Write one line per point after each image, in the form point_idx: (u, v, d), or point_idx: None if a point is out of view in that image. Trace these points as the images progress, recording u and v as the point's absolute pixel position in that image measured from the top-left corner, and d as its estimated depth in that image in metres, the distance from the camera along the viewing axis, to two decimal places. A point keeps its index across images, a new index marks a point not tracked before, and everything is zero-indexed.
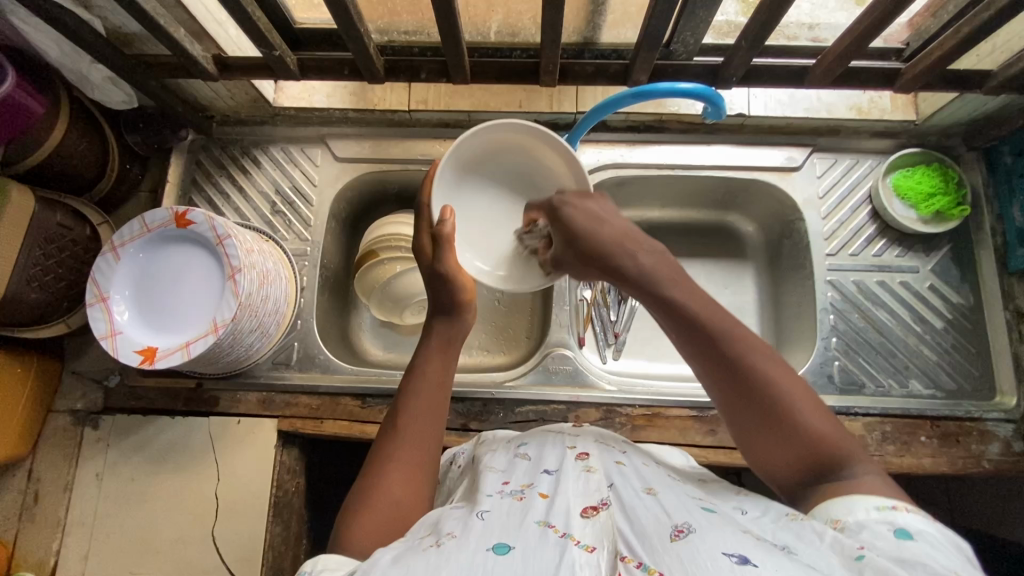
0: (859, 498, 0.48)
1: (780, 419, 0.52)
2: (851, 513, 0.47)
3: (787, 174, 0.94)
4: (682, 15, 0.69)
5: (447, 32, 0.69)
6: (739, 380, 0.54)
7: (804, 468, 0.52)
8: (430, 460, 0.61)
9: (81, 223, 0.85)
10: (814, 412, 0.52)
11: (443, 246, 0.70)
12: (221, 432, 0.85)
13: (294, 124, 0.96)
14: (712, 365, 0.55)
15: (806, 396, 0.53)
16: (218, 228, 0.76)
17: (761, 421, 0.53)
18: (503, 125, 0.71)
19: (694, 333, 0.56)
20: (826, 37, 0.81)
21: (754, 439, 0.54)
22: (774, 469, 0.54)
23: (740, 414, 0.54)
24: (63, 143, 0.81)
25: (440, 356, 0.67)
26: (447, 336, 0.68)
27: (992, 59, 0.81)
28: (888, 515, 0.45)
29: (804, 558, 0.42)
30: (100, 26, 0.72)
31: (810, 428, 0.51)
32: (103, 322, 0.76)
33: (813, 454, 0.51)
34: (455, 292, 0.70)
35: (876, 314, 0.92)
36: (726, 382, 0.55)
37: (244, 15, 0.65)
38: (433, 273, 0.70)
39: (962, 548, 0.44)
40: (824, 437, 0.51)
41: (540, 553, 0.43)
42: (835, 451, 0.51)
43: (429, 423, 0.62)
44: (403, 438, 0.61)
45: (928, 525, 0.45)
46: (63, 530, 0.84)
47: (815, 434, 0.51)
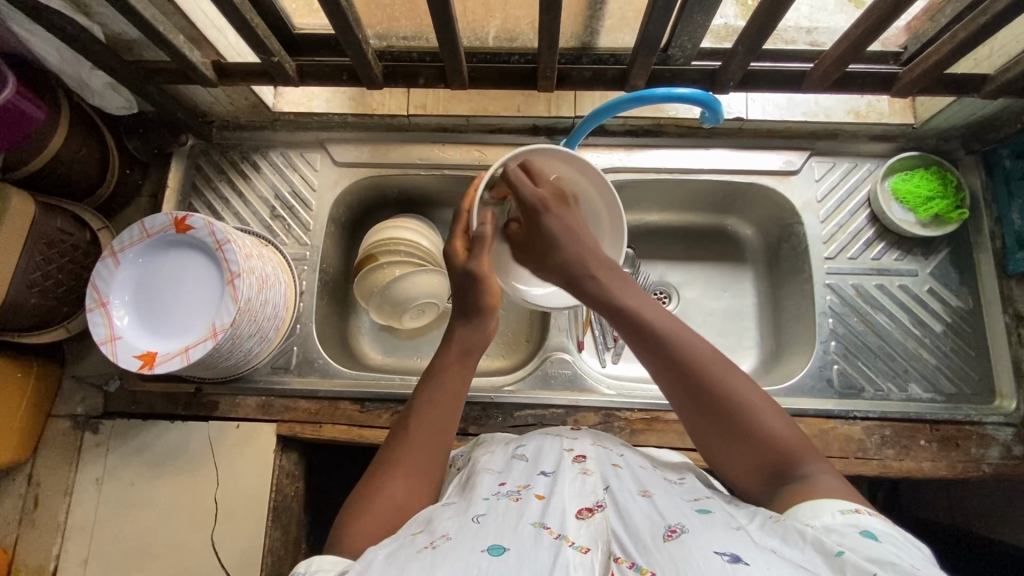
0: (825, 503, 0.49)
1: (734, 425, 0.56)
2: (818, 517, 0.48)
3: (785, 178, 0.94)
4: (679, 20, 0.69)
5: (444, 37, 0.69)
6: (694, 390, 0.58)
7: (761, 470, 0.55)
8: (435, 469, 0.61)
9: (82, 228, 0.86)
10: (770, 416, 0.56)
11: (479, 246, 0.70)
12: (220, 436, 0.86)
13: (293, 129, 0.97)
14: (668, 376, 0.59)
15: (764, 401, 0.57)
16: (216, 233, 0.76)
17: (717, 427, 0.57)
18: (550, 151, 0.71)
19: (651, 347, 0.60)
20: (824, 41, 0.81)
21: (713, 445, 0.58)
22: (736, 474, 0.57)
23: (699, 421, 0.58)
24: (63, 148, 0.81)
25: (455, 366, 0.67)
26: (467, 345, 0.69)
27: (989, 64, 0.81)
28: (852, 520, 0.47)
29: (791, 561, 0.42)
30: (99, 32, 0.72)
31: (763, 431, 0.55)
32: (103, 327, 0.76)
33: (767, 456, 0.55)
34: (481, 296, 0.70)
35: (875, 317, 0.92)
36: (682, 391, 0.59)
37: (242, 21, 0.65)
38: (465, 273, 0.70)
39: (922, 548, 0.45)
40: (779, 439, 0.55)
41: (535, 554, 0.44)
42: (790, 454, 0.54)
43: (433, 431, 0.62)
44: (410, 445, 0.61)
45: (890, 527, 0.46)
46: (62, 535, 0.84)
47: (767, 436, 0.55)
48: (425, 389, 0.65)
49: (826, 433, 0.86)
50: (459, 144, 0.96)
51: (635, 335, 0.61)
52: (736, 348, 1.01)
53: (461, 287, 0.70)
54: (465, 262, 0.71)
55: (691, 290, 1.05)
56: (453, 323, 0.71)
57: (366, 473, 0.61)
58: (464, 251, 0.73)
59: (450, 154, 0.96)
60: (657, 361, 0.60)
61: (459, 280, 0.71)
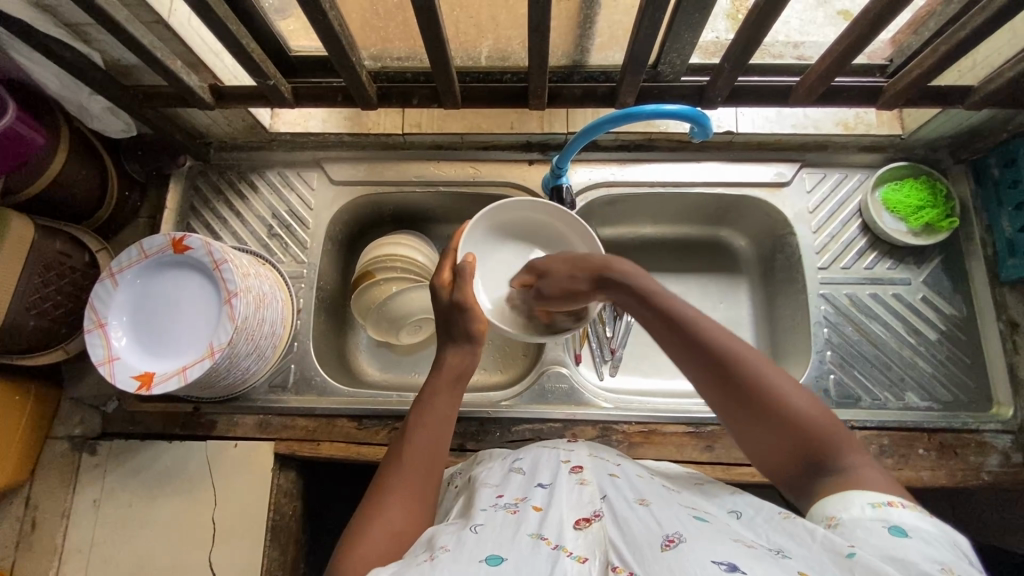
0: (854, 495, 0.50)
1: (772, 415, 0.56)
2: (847, 509, 0.49)
3: (776, 190, 0.96)
4: (668, 38, 0.71)
5: (437, 58, 0.71)
6: (733, 384, 0.58)
7: (801, 459, 0.55)
8: (430, 490, 0.62)
9: (80, 249, 0.87)
10: (808, 405, 0.56)
11: (463, 277, 0.74)
12: (218, 457, 0.86)
13: (290, 149, 0.98)
14: (708, 374, 0.59)
15: (799, 392, 0.57)
16: (214, 253, 0.77)
17: (755, 417, 0.57)
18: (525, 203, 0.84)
19: (681, 338, 0.62)
20: (810, 55, 0.83)
21: (750, 437, 0.58)
22: (775, 465, 0.57)
23: (737, 413, 0.58)
24: (64, 172, 0.82)
25: (446, 388, 0.69)
26: (458, 369, 0.71)
27: (972, 75, 0.82)
28: (883, 514, 0.47)
29: (797, 561, 0.43)
30: (99, 59, 0.74)
31: (802, 419, 0.55)
32: (100, 348, 0.76)
33: (807, 446, 0.54)
34: (467, 324, 0.72)
35: (871, 326, 0.92)
36: (719, 387, 0.59)
37: (239, 47, 0.67)
38: (452, 303, 0.74)
39: (956, 545, 0.45)
40: (815, 425, 0.55)
41: (533, 563, 0.44)
42: (826, 440, 0.54)
43: (425, 448, 0.64)
44: (404, 466, 0.62)
45: (922, 520, 0.46)
46: (60, 558, 0.83)
47: (805, 423, 0.55)
48: (416, 411, 0.67)
49: None
50: (454, 161, 0.97)
51: (675, 335, 0.62)
52: None
53: (450, 316, 0.74)
54: (450, 294, 0.75)
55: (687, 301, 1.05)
56: (442, 347, 0.73)
57: (362, 500, 0.60)
58: (450, 281, 0.76)
59: (445, 171, 0.97)
60: (699, 360, 0.60)
61: (448, 310, 0.74)
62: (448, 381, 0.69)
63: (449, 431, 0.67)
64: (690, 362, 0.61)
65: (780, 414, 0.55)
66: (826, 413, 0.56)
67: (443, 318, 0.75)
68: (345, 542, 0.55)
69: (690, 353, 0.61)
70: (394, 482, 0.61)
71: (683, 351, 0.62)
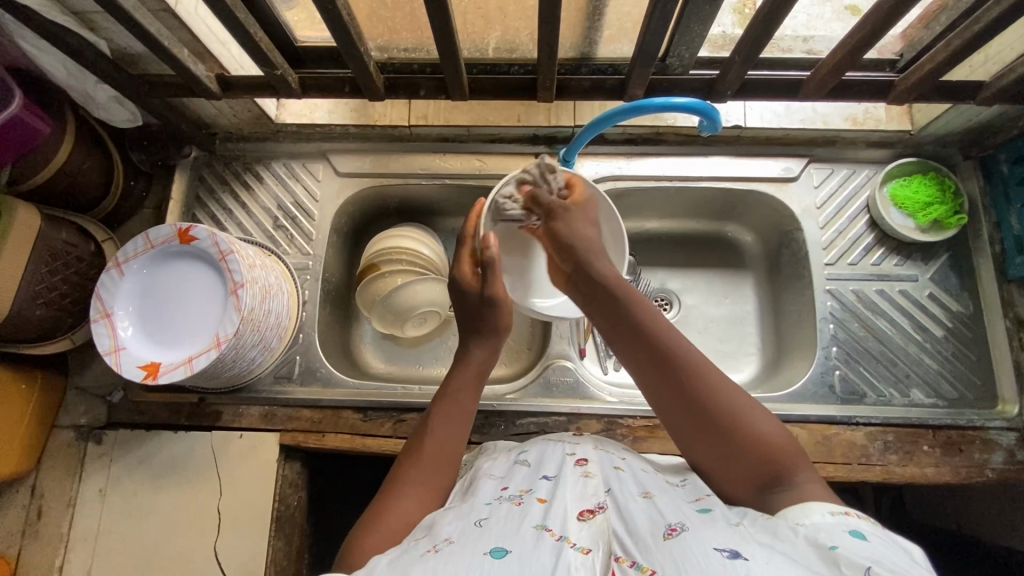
0: (815, 505, 0.48)
1: (725, 429, 0.57)
2: (808, 516, 0.47)
3: (783, 185, 0.95)
4: (676, 31, 0.70)
5: (445, 48, 0.70)
6: (689, 397, 0.59)
7: (752, 473, 0.55)
8: (442, 484, 0.61)
9: (86, 239, 0.86)
10: (760, 420, 0.57)
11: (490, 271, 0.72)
12: (223, 447, 0.86)
13: (296, 141, 0.98)
14: (667, 388, 0.60)
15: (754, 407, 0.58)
16: (220, 243, 0.77)
17: (709, 429, 0.58)
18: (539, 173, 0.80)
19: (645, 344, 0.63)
20: (820, 49, 0.82)
21: (705, 446, 0.58)
22: (726, 475, 0.57)
23: (693, 428, 0.59)
24: (70, 161, 0.82)
25: (471, 385, 0.68)
26: (479, 366, 0.70)
27: (984, 71, 0.82)
28: (842, 520, 0.46)
29: (789, 553, 0.43)
30: (106, 48, 0.74)
31: (755, 433, 0.56)
32: (107, 337, 0.76)
33: (760, 460, 0.55)
34: (496, 319, 0.72)
35: (876, 322, 0.92)
36: (675, 400, 0.60)
37: (246, 35, 0.66)
38: (480, 299, 0.72)
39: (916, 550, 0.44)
40: (768, 439, 0.56)
41: (537, 555, 0.44)
42: (777, 456, 0.54)
43: (444, 448, 0.63)
44: (420, 463, 0.62)
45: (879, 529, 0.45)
46: (66, 546, 0.84)
47: (755, 436, 0.56)
48: (438, 401, 0.67)
49: (830, 438, 0.86)
50: (459, 153, 0.97)
51: (641, 348, 0.63)
52: (738, 355, 1.02)
53: (477, 311, 0.72)
54: (477, 289, 0.73)
55: (692, 296, 1.05)
56: (467, 343, 0.72)
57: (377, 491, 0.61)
58: (473, 274, 0.75)
59: (452, 164, 0.96)
60: (658, 376, 0.61)
61: (477, 305, 0.73)
62: (471, 380, 0.68)
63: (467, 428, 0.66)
64: (650, 376, 0.62)
65: (733, 428, 0.57)
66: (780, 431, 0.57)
67: (470, 312, 0.73)
68: (357, 534, 0.55)
69: (650, 367, 0.62)
70: (409, 477, 0.61)
71: (646, 368, 0.63)
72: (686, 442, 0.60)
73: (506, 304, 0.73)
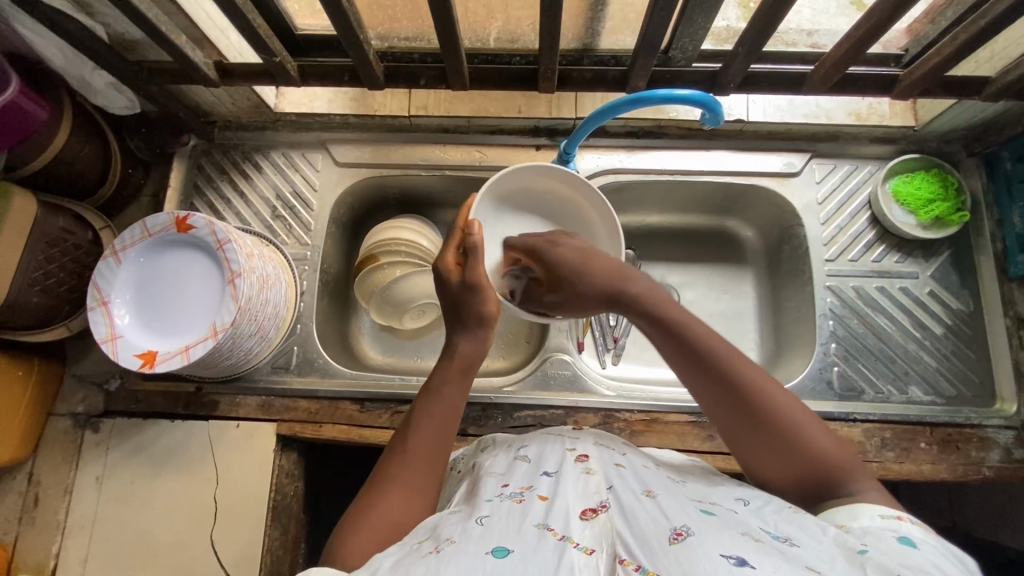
0: (865, 508, 0.50)
1: (781, 444, 0.55)
2: (857, 519, 0.49)
3: (785, 180, 0.95)
4: (680, 22, 0.69)
5: (446, 38, 0.69)
6: (744, 406, 0.57)
7: (805, 480, 0.55)
8: (433, 480, 0.61)
9: (84, 227, 0.86)
10: (818, 432, 0.56)
11: (473, 257, 0.71)
12: (220, 437, 0.86)
13: (295, 130, 0.97)
14: (722, 400, 0.58)
15: (810, 417, 0.56)
16: (218, 233, 0.77)
17: (766, 440, 0.56)
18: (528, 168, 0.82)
19: (698, 357, 0.58)
20: (824, 43, 0.81)
21: (754, 453, 0.57)
22: (773, 478, 0.57)
23: (749, 439, 0.57)
24: (67, 148, 0.81)
25: (454, 381, 0.66)
26: (465, 357, 0.68)
27: (990, 66, 0.81)
28: (892, 524, 0.48)
29: (808, 549, 0.44)
30: (103, 33, 0.73)
31: (816, 448, 0.55)
32: (104, 325, 0.76)
33: (816, 472, 0.54)
34: (478, 307, 0.69)
35: (875, 319, 0.92)
36: (727, 412, 0.58)
37: (245, 22, 0.66)
38: (461, 286, 0.70)
39: (965, 560, 0.45)
40: (828, 453, 0.55)
41: (539, 556, 0.44)
42: (835, 467, 0.54)
43: (428, 446, 0.62)
44: (408, 459, 0.61)
45: (929, 536, 0.47)
46: (63, 533, 0.84)
47: (816, 449, 0.55)
48: (425, 394, 0.66)
49: None
50: (459, 144, 0.96)
51: (692, 360, 0.59)
52: None
53: (458, 299, 0.70)
54: (459, 276, 0.71)
55: (691, 291, 1.05)
56: (453, 335, 0.70)
57: (365, 485, 0.60)
58: (457, 262, 0.73)
59: (452, 155, 0.96)
60: (715, 388, 0.58)
61: (457, 292, 0.70)
62: (455, 370, 0.67)
63: (456, 423, 0.65)
64: (704, 386, 0.59)
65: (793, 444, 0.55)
66: (834, 437, 0.56)
67: (452, 299, 0.71)
68: (343, 532, 0.56)
69: (704, 378, 0.58)
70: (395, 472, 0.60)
71: (699, 378, 0.59)
72: (734, 444, 0.59)
73: (492, 292, 0.70)
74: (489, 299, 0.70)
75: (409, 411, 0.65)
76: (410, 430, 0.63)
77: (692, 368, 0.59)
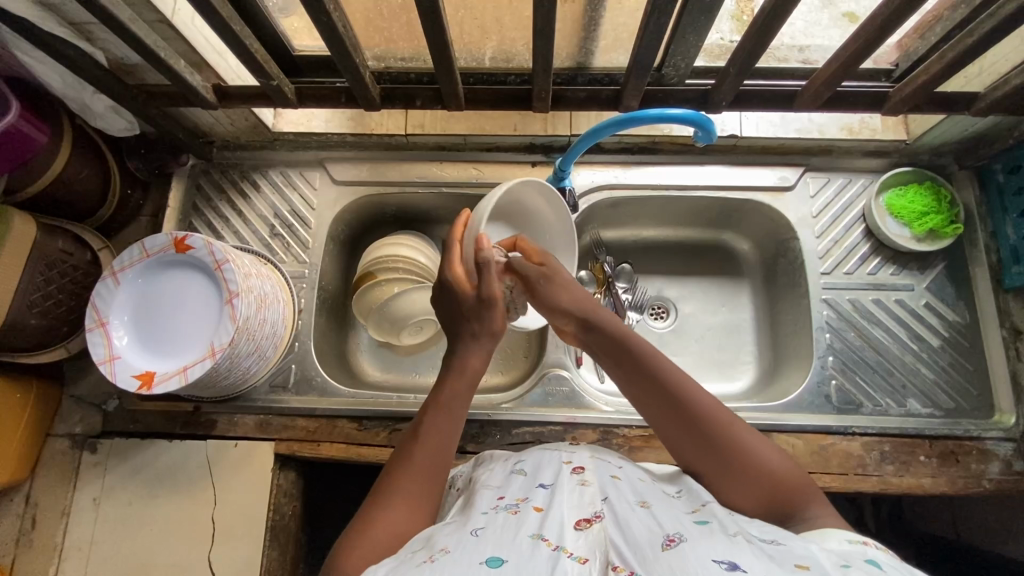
0: (833, 534, 0.50)
1: (737, 468, 0.58)
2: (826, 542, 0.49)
3: (780, 194, 0.95)
4: (672, 41, 0.70)
5: (441, 60, 0.70)
6: (699, 431, 0.60)
7: (764, 504, 0.57)
8: (432, 495, 0.60)
9: (82, 248, 0.87)
10: (772, 456, 0.59)
11: (487, 273, 0.68)
12: (217, 456, 0.86)
13: (293, 149, 0.98)
14: (679, 427, 0.61)
15: (762, 442, 0.60)
16: (215, 253, 0.77)
17: (723, 465, 0.59)
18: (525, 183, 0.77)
19: (658, 387, 0.63)
20: (816, 59, 0.82)
21: (712, 477, 0.59)
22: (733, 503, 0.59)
23: (703, 457, 0.60)
24: (67, 170, 0.82)
25: (453, 391, 0.67)
26: (475, 372, 0.68)
27: (978, 82, 0.82)
28: (859, 548, 0.46)
29: (798, 554, 0.44)
30: (103, 58, 0.74)
31: (768, 467, 0.58)
32: (102, 347, 0.76)
33: (774, 493, 0.57)
34: (490, 324, 0.70)
35: (872, 331, 0.92)
36: (686, 438, 0.61)
37: (243, 48, 0.67)
38: (478, 302, 0.69)
39: None
40: (779, 471, 0.58)
41: (532, 565, 0.44)
42: (789, 488, 0.57)
43: (426, 462, 0.61)
44: (405, 473, 0.60)
45: (895, 561, 0.45)
46: (60, 555, 0.84)
47: (771, 472, 0.58)
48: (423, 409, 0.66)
49: (825, 449, 0.86)
50: (456, 162, 0.97)
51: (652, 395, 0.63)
52: (734, 364, 1.01)
53: (473, 315, 0.69)
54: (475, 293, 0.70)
55: (688, 305, 1.05)
56: (460, 350, 0.69)
57: (366, 499, 0.59)
58: (467, 281, 0.71)
59: (448, 172, 0.97)
60: (676, 421, 0.62)
61: (475, 309, 0.69)
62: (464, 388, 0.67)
63: (455, 435, 0.65)
64: (664, 421, 0.63)
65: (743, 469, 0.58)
66: (787, 460, 0.59)
67: (466, 316, 0.70)
68: (342, 547, 0.55)
69: (662, 406, 0.63)
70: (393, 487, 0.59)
71: (658, 406, 0.63)
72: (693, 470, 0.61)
73: (501, 308, 0.71)
74: (499, 314, 0.70)
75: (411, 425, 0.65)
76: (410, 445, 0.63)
77: (649, 396, 0.63)
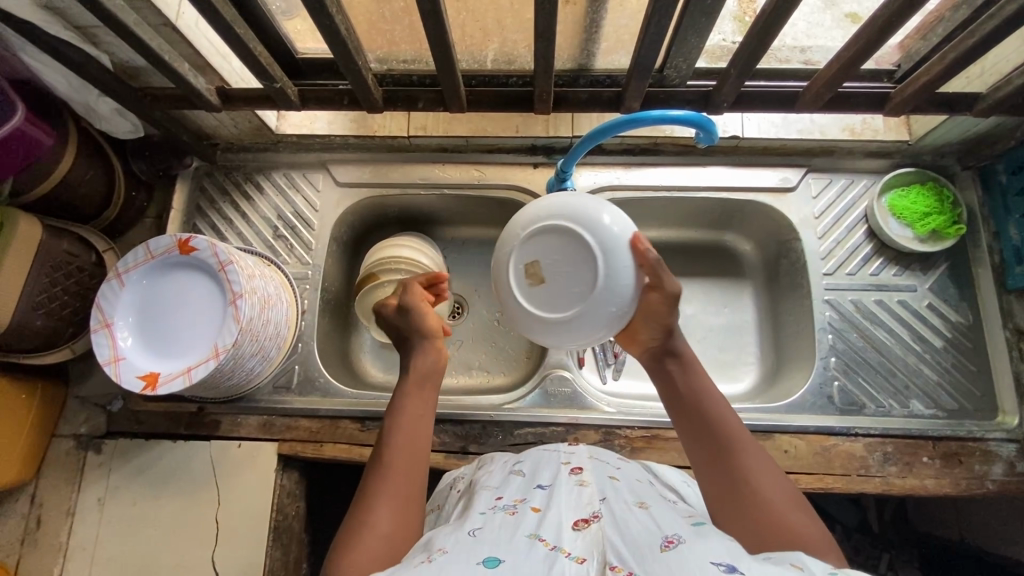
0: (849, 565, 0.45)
1: (753, 508, 0.56)
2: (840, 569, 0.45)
3: (782, 195, 0.95)
4: (674, 43, 0.70)
5: (443, 62, 0.71)
6: (727, 467, 0.59)
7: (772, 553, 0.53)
8: (419, 494, 0.61)
9: (87, 249, 0.87)
10: (797, 513, 0.55)
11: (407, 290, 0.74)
12: (221, 457, 0.86)
13: (296, 151, 0.99)
14: (710, 457, 0.60)
15: (791, 499, 0.56)
16: (220, 254, 0.78)
17: (738, 501, 0.56)
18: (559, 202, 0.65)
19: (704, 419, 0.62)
20: (818, 60, 0.82)
21: (727, 512, 0.57)
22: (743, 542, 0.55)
23: (723, 491, 0.58)
24: (72, 172, 0.83)
25: (415, 393, 0.67)
26: (425, 372, 0.69)
27: (980, 82, 0.82)
28: None
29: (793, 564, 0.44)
30: (108, 61, 0.75)
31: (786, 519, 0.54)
32: (107, 348, 0.77)
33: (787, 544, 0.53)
34: (417, 328, 0.71)
35: (874, 332, 0.92)
36: (715, 470, 0.59)
37: (247, 51, 0.67)
38: (398, 310, 0.73)
39: None
40: (798, 528, 0.54)
41: (530, 564, 0.44)
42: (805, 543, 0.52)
43: (411, 462, 0.62)
44: (392, 475, 0.60)
45: None
46: (64, 555, 0.84)
47: (789, 524, 0.54)
48: (398, 409, 0.66)
49: (828, 450, 0.86)
50: (458, 163, 0.97)
51: (692, 423, 0.62)
52: (736, 365, 1.01)
53: (398, 324, 0.73)
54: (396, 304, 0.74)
55: (690, 305, 1.05)
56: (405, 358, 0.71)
57: (354, 503, 0.60)
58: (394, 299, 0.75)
59: (450, 173, 0.97)
60: (707, 453, 0.60)
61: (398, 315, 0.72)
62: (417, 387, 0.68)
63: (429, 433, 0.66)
64: (694, 450, 0.62)
65: (749, 499, 0.56)
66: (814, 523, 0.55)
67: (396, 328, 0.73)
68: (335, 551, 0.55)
69: (699, 436, 0.61)
70: (383, 489, 0.59)
71: (699, 436, 0.62)
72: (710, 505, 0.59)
73: (431, 314, 0.72)
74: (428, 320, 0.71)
75: (384, 425, 0.65)
76: (391, 446, 0.63)
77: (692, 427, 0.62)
